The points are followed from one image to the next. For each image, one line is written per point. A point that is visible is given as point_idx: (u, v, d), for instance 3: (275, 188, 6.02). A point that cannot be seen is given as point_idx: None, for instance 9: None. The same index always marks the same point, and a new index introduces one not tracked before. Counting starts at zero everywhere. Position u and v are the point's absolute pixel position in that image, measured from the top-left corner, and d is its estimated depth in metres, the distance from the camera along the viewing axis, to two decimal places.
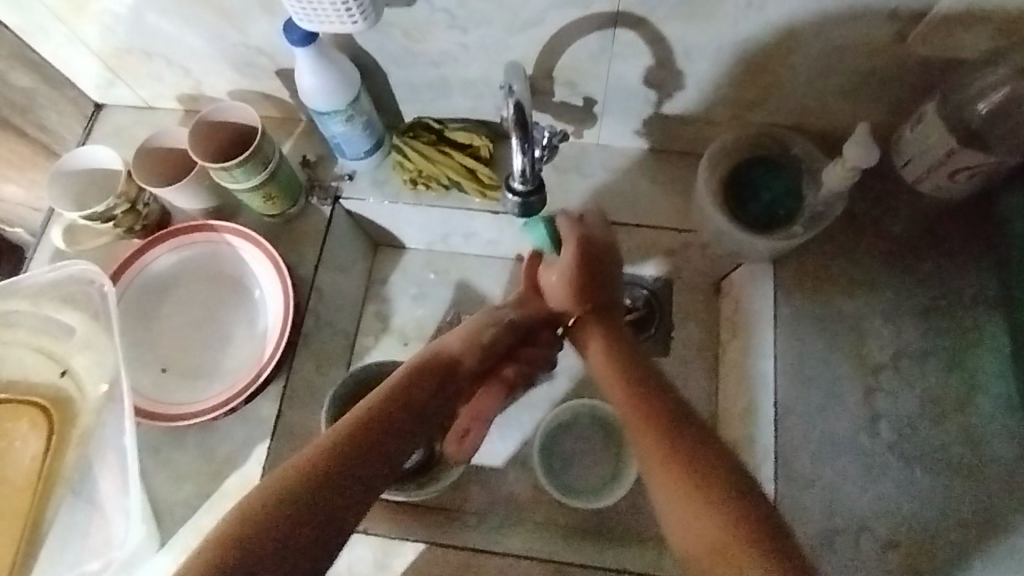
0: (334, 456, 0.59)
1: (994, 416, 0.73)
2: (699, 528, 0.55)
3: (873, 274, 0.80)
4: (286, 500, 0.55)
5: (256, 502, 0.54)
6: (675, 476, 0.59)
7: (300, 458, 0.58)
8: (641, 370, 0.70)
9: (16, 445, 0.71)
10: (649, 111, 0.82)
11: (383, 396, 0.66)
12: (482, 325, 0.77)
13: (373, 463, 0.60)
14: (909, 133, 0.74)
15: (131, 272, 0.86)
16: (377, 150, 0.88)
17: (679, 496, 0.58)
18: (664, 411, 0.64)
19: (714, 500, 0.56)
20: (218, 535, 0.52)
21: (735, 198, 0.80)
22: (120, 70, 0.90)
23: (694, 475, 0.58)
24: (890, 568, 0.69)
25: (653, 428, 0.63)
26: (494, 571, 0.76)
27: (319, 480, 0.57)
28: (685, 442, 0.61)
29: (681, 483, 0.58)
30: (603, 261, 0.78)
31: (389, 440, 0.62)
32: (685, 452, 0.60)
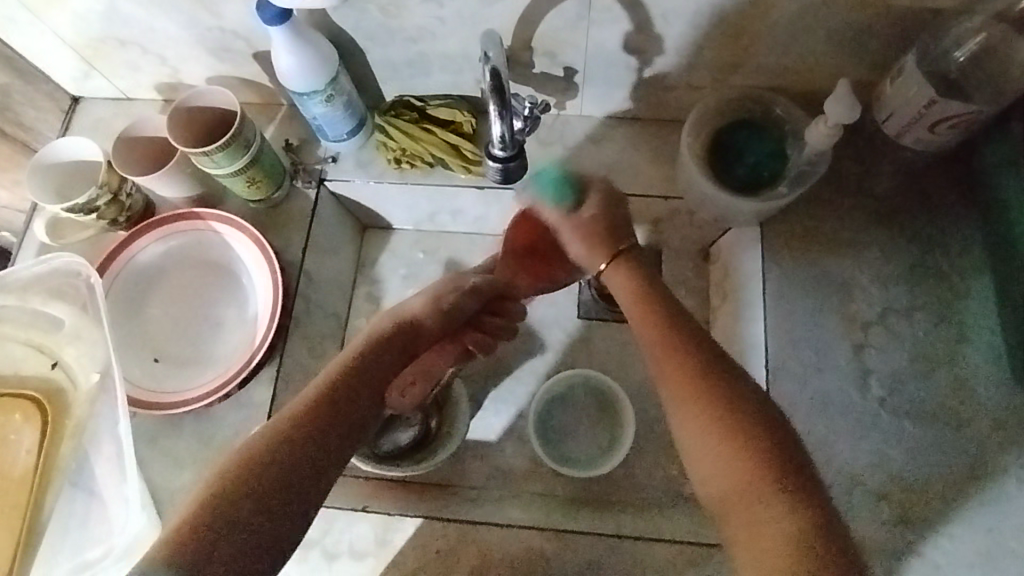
0: (295, 434, 0.58)
1: (982, 366, 0.73)
2: (730, 478, 0.56)
3: (859, 232, 0.80)
4: (261, 480, 0.55)
5: (222, 486, 0.54)
6: (705, 428, 0.58)
7: (260, 437, 0.58)
8: (665, 299, 0.68)
9: (11, 439, 0.70)
10: (631, 78, 0.82)
11: (338, 368, 0.66)
12: (427, 309, 0.76)
13: (343, 434, 0.61)
14: (891, 88, 0.74)
15: (117, 265, 0.85)
16: (360, 130, 0.87)
17: (709, 445, 0.58)
18: (694, 354, 0.61)
19: (750, 453, 0.56)
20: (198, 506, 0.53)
21: (720, 162, 0.80)
22: (95, 61, 0.89)
23: (728, 425, 0.57)
24: (884, 519, 0.70)
25: (679, 372, 0.61)
26: (493, 543, 0.76)
27: (287, 452, 0.57)
28: (718, 396, 0.59)
29: (711, 441, 0.58)
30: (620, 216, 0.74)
31: (347, 412, 0.63)
32: (717, 403, 0.58)
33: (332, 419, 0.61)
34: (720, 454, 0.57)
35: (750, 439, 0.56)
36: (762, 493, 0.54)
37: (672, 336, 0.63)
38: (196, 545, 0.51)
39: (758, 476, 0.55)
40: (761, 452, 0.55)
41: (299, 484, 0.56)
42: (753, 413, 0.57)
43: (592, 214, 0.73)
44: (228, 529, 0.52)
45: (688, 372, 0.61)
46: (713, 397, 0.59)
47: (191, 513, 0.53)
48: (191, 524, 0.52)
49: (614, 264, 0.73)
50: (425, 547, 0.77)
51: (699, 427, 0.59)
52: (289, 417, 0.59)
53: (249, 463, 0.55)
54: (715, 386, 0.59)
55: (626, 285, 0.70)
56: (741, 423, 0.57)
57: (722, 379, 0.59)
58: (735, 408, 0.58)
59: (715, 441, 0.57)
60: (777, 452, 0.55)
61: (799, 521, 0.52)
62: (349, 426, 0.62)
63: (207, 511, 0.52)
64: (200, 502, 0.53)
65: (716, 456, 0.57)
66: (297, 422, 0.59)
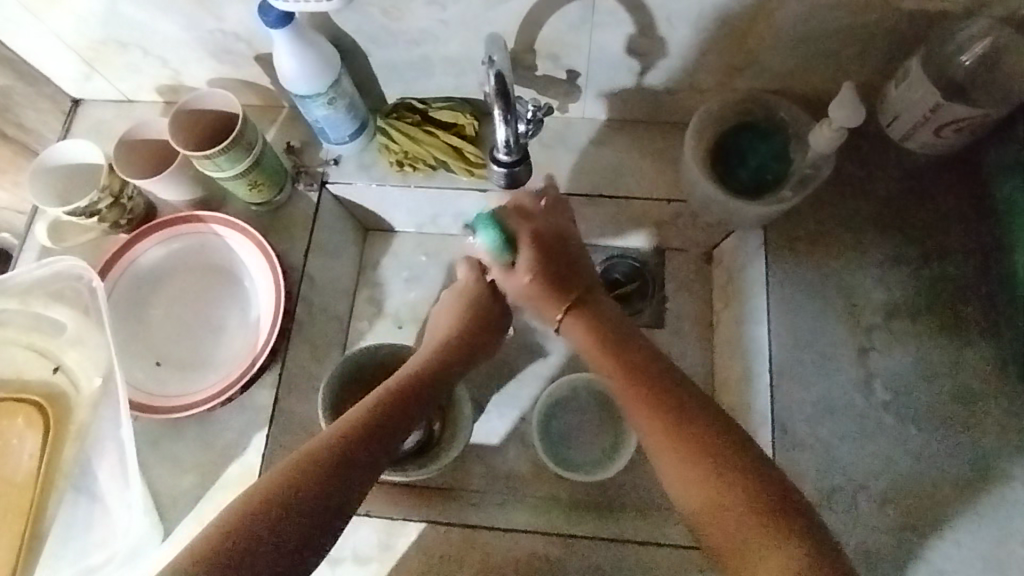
0: (333, 452, 0.60)
1: (987, 370, 0.73)
2: (717, 514, 0.56)
3: (863, 235, 0.80)
4: (299, 497, 0.56)
5: (260, 498, 0.55)
6: (690, 465, 0.59)
7: (304, 453, 0.59)
8: (630, 344, 0.70)
9: (13, 443, 0.70)
10: (634, 80, 0.82)
11: (378, 394, 0.67)
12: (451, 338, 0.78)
13: (368, 460, 0.62)
14: (895, 91, 0.73)
15: (120, 267, 0.85)
16: (362, 133, 0.87)
17: (694, 483, 0.58)
18: (670, 393, 0.64)
19: (739, 489, 0.56)
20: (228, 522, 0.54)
21: (724, 165, 0.80)
22: (97, 63, 0.88)
23: (705, 452, 0.59)
24: (888, 523, 0.70)
25: (653, 406, 0.63)
26: (496, 547, 0.76)
27: (326, 472, 0.58)
28: (691, 426, 0.61)
29: (690, 464, 0.59)
30: (561, 250, 0.76)
31: (387, 434, 0.64)
32: (696, 441, 0.60)
33: (370, 442, 0.62)
34: (708, 493, 0.57)
35: (735, 477, 0.57)
36: (751, 525, 0.54)
37: (647, 377, 0.66)
38: (228, 551, 0.52)
39: (745, 509, 0.55)
40: (738, 479, 0.56)
41: (332, 507, 0.57)
42: (733, 450, 0.59)
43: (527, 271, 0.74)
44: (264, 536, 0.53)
45: (667, 415, 0.62)
46: (690, 437, 0.60)
47: (228, 517, 0.54)
48: (224, 531, 0.53)
49: (571, 315, 0.74)
50: (428, 551, 0.77)
51: (687, 467, 0.59)
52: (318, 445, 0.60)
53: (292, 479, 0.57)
54: (691, 426, 0.61)
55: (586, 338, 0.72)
56: (712, 447, 0.59)
57: (698, 418, 0.61)
58: (713, 444, 0.59)
59: (695, 465, 0.59)
60: (769, 486, 0.56)
61: (791, 552, 0.52)
62: (385, 448, 0.64)
63: (242, 521, 0.54)
64: (229, 516, 0.54)
65: (696, 481, 0.58)
66: (339, 442, 0.61)
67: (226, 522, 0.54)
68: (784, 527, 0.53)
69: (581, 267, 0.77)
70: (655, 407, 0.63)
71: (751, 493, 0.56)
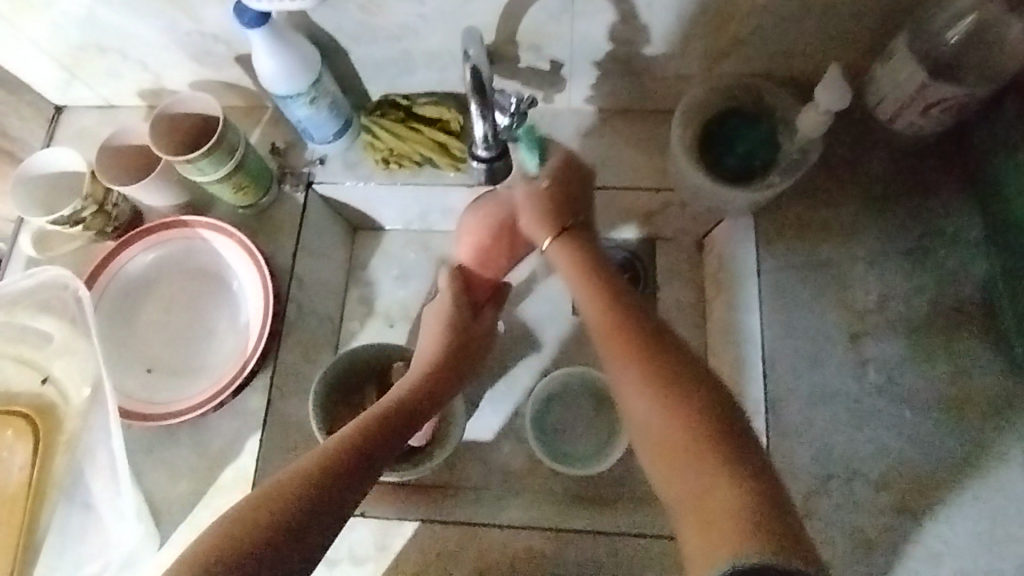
0: (330, 464, 0.60)
1: (982, 352, 0.72)
2: (667, 435, 0.55)
3: (853, 218, 0.79)
4: (291, 508, 0.56)
5: (256, 513, 0.55)
6: (641, 381, 0.58)
7: (302, 465, 0.59)
8: (609, 278, 0.67)
9: (5, 456, 0.70)
10: (618, 69, 0.81)
11: (375, 411, 0.67)
12: (443, 353, 0.78)
13: (363, 476, 0.61)
14: (882, 72, 0.72)
15: (107, 275, 0.85)
16: (346, 132, 0.86)
17: (643, 397, 0.57)
18: (637, 323, 0.61)
19: (689, 410, 0.55)
20: (225, 538, 0.53)
21: (711, 152, 0.79)
22: (76, 69, 0.88)
23: (678, 397, 0.55)
24: (885, 509, 0.70)
25: (619, 335, 0.61)
26: (493, 544, 0.76)
27: (321, 482, 0.58)
28: (665, 367, 0.57)
29: (651, 392, 0.57)
30: (580, 190, 0.74)
31: (383, 448, 0.64)
32: (653, 358, 0.58)
33: (367, 458, 0.62)
34: (660, 411, 0.56)
35: (690, 409, 0.55)
36: (702, 453, 0.52)
37: (614, 309, 0.63)
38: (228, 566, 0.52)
39: (700, 436, 0.53)
40: (704, 421, 0.54)
41: (317, 519, 0.57)
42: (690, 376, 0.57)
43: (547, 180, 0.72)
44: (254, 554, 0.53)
45: (632, 342, 0.60)
46: (646, 349, 0.59)
47: (218, 535, 0.54)
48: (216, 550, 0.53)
49: (559, 238, 0.72)
50: (424, 549, 0.77)
51: (639, 380, 0.58)
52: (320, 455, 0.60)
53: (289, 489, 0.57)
54: (667, 366, 0.57)
55: (569, 261, 0.70)
56: (692, 399, 0.55)
57: (670, 355, 0.58)
58: (697, 406, 0.55)
59: (660, 403, 0.56)
60: (736, 434, 0.53)
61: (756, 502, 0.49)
62: (381, 464, 0.64)
63: (233, 541, 0.53)
64: (222, 533, 0.54)
65: (651, 407, 0.56)
66: (337, 457, 0.61)
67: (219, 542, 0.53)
68: (752, 471, 0.51)
69: (589, 201, 0.75)
70: (617, 329, 0.62)
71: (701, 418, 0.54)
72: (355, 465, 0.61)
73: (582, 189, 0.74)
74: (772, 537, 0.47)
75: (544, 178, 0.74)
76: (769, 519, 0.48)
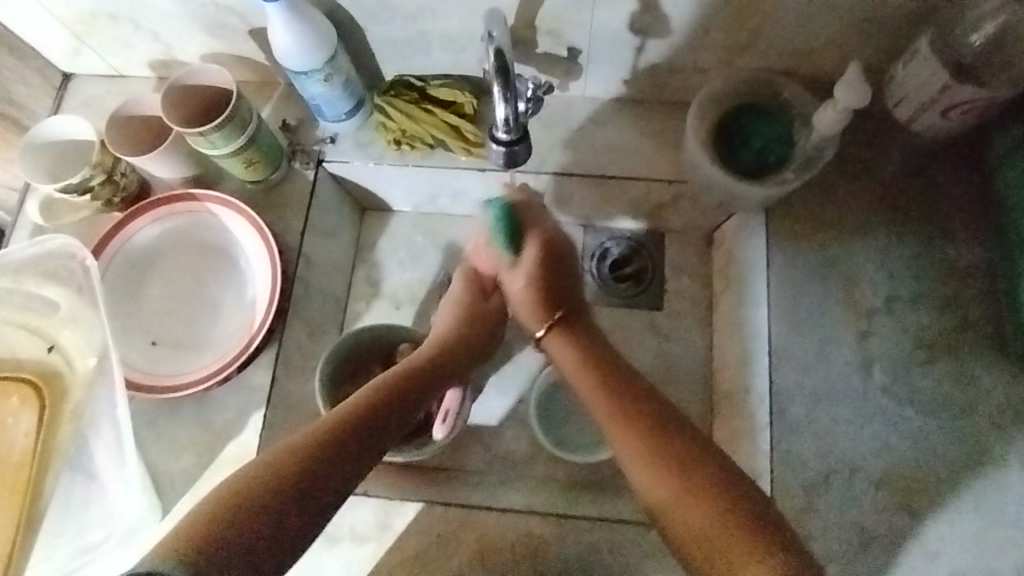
0: (335, 435, 0.61)
1: (985, 355, 0.73)
2: (692, 524, 0.58)
3: (865, 218, 0.79)
4: (284, 484, 0.56)
5: (260, 476, 0.55)
6: (657, 470, 0.62)
7: (310, 430, 0.61)
8: (608, 360, 0.74)
9: (9, 423, 0.69)
10: (636, 59, 0.80)
11: (382, 381, 0.70)
12: (451, 335, 0.80)
13: (353, 456, 0.61)
14: (902, 72, 0.72)
15: (114, 246, 0.84)
16: (358, 111, 0.85)
17: (660, 483, 0.61)
18: (636, 402, 0.68)
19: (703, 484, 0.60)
20: (215, 506, 0.53)
21: (726, 146, 0.79)
22: (87, 37, 0.86)
23: (689, 480, 0.60)
24: (884, 506, 0.71)
25: (628, 420, 0.67)
26: (494, 526, 0.77)
27: (328, 449, 0.60)
28: (668, 450, 0.63)
29: (663, 482, 0.61)
30: (559, 268, 0.82)
31: (392, 417, 0.67)
32: (670, 448, 0.63)
33: (373, 429, 0.64)
34: (681, 499, 0.60)
35: (694, 480, 0.60)
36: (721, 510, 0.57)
37: (619, 392, 0.69)
38: (225, 530, 0.51)
39: (720, 504, 0.58)
40: (712, 499, 0.58)
41: (307, 495, 0.56)
42: (700, 457, 0.62)
43: (530, 267, 0.80)
44: (259, 516, 0.53)
45: (640, 427, 0.66)
46: (653, 433, 0.65)
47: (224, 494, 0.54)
48: (215, 516, 0.52)
49: (552, 332, 0.79)
50: (426, 530, 0.77)
51: (654, 474, 0.62)
52: (313, 432, 0.61)
53: (296, 453, 0.58)
54: (663, 446, 0.64)
55: (566, 352, 0.76)
56: (692, 476, 0.61)
57: (667, 429, 0.65)
58: (696, 480, 0.60)
59: (669, 486, 0.61)
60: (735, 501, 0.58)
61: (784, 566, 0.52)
62: (384, 439, 0.65)
63: (232, 508, 0.53)
64: (224, 494, 0.54)
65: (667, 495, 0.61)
66: (344, 424, 0.63)
67: (221, 504, 0.53)
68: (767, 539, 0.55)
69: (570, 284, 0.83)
70: (639, 437, 0.65)
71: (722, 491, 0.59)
72: (348, 442, 0.61)
73: (566, 273, 0.83)
74: None
75: (528, 255, 0.82)
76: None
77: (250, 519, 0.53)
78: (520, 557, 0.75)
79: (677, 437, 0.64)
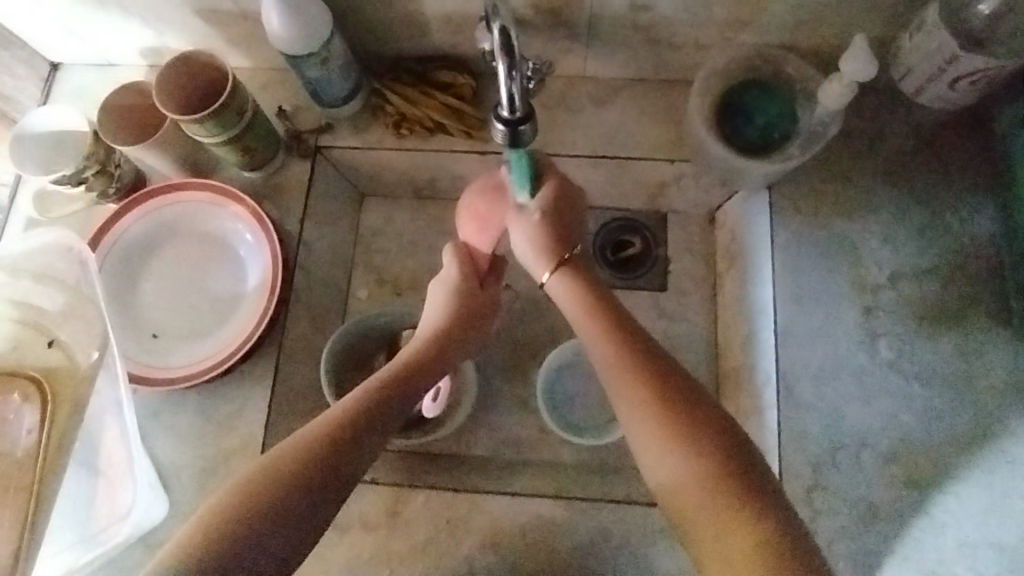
0: (298, 466, 0.58)
1: (989, 327, 0.73)
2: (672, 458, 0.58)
3: (869, 193, 0.78)
4: (247, 518, 0.54)
5: (220, 518, 0.54)
6: (649, 407, 0.61)
7: (270, 462, 0.58)
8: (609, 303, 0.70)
9: (9, 419, 0.67)
10: (638, 37, 0.79)
11: (350, 404, 0.64)
12: (436, 339, 0.75)
13: (321, 491, 0.58)
14: (909, 44, 0.71)
15: (110, 238, 0.83)
16: (356, 96, 0.84)
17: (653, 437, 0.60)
18: (637, 348, 0.65)
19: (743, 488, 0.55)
20: (189, 541, 0.52)
21: (729, 123, 0.78)
22: (74, 24, 0.84)
23: (681, 421, 0.59)
24: (891, 480, 0.71)
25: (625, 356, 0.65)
26: (503, 512, 0.76)
27: (290, 486, 0.57)
28: (665, 389, 0.62)
29: (654, 421, 0.60)
30: (574, 215, 0.74)
31: (361, 443, 0.62)
32: (675, 403, 0.60)
33: (341, 460, 0.60)
34: (688, 471, 0.57)
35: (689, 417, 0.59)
36: (750, 534, 0.52)
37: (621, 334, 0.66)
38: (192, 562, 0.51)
39: (715, 474, 0.56)
40: (703, 447, 0.57)
41: (274, 531, 0.55)
42: (699, 415, 0.60)
43: (542, 210, 0.72)
44: (238, 547, 0.53)
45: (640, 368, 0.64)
46: (688, 423, 0.59)
47: (203, 525, 0.54)
48: (193, 557, 0.51)
49: (560, 271, 0.73)
50: (435, 517, 0.77)
51: (675, 457, 0.58)
52: (272, 464, 0.58)
53: (257, 490, 0.56)
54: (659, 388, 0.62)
55: (571, 292, 0.71)
56: (687, 414, 0.60)
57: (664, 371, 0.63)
58: (688, 424, 0.59)
59: (659, 423, 0.60)
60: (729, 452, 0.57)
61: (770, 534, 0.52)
62: (357, 467, 0.61)
63: (195, 548, 0.51)
64: (199, 525, 0.54)
65: (650, 431, 0.60)
66: (310, 451, 0.59)
67: (198, 533, 0.53)
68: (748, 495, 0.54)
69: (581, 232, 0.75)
70: (635, 373, 0.63)
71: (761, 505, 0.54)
72: (310, 479, 0.58)
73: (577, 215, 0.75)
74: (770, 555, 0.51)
75: (536, 208, 0.73)
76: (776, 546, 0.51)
77: (233, 562, 0.52)
78: (531, 542, 0.75)
79: (683, 390, 0.62)
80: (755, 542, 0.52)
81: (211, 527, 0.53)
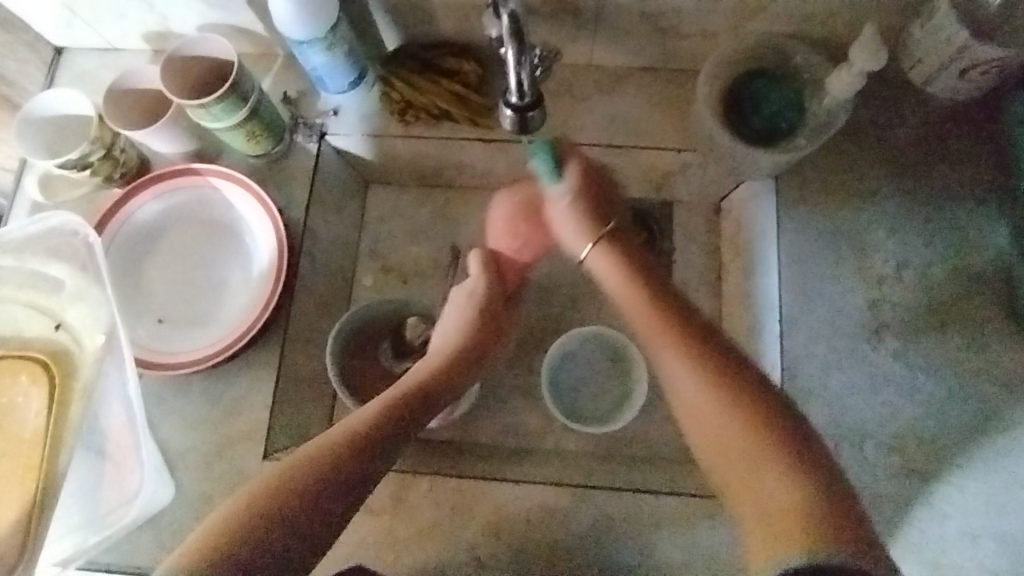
0: (327, 456, 0.59)
1: (995, 319, 0.73)
2: (717, 428, 0.58)
3: (876, 184, 0.78)
4: (277, 504, 0.55)
5: (251, 505, 0.55)
6: (698, 371, 0.60)
7: (302, 453, 0.59)
8: (654, 275, 0.70)
9: (18, 402, 0.67)
10: (646, 25, 0.78)
11: (380, 403, 0.66)
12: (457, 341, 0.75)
13: (349, 479, 0.59)
14: (919, 34, 0.71)
15: (117, 223, 0.83)
16: (361, 82, 0.83)
17: (698, 402, 0.60)
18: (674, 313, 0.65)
19: (808, 491, 0.52)
20: (223, 523, 0.54)
21: (737, 113, 0.78)
22: (78, 7, 0.84)
23: (727, 389, 0.59)
24: (894, 471, 0.71)
25: (665, 327, 0.64)
26: (509, 498, 0.77)
27: (321, 474, 0.58)
28: (710, 355, 0.61)
29: (703, 387, 0.60)
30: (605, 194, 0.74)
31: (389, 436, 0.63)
32: (719, 367, 0.60)
33: (370, 450, 0.61)
34: (733, 437, 0.57)
35: (736, 384, 0.59)
36: (805, 538, 0.49)
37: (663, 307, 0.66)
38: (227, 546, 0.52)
39: (763, 442, 0.55)
40: (750, 413, 0.57)
41: (303, 515, 0.56)
42: (744, 381, 0.59)
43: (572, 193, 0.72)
44: (266, 531, 0.54)
45: (679, 331, 0.63)
46: (743, 405, 0.57)
47: (234, 508, 0.55)
48: (220, 542, 0.52)
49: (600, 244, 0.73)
50: (440, 503, 0.77)
51: (718, 422, 0.58)
52: (305, 453, 0.59)
53: (292, 474, 0.57)
54: (705, 354, 0.61)
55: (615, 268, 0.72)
56: (735, 379, 0.59)
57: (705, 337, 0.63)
58: (737, 391, 0.58)
59: (705, 389, 0.59)
60: (777, 422, 0.56)
61: (819, 508, 0.51)
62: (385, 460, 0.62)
63: (229, 529, 0.53)
64: (233, 508, 0.55)
65: (696, 397, 0.60)
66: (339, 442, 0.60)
67: (230, 514, 0.55)
68: (796, 467, 0.53)
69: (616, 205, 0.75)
70: (681, 343, 0.62)
71: (828, 508, 0.51)
72: (337, 470, 0.59)
73: (608, 192, 0.74)
74: (820, 529, 0.49)
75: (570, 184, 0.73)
76: (829, 517, 0.50)
77: (257, 551, 0.53)
78: (536, 529, 0.76)
79: (729, 355, 0.61)
80: (806, 511, 0.51)
81: (240, 512, 0.55)
